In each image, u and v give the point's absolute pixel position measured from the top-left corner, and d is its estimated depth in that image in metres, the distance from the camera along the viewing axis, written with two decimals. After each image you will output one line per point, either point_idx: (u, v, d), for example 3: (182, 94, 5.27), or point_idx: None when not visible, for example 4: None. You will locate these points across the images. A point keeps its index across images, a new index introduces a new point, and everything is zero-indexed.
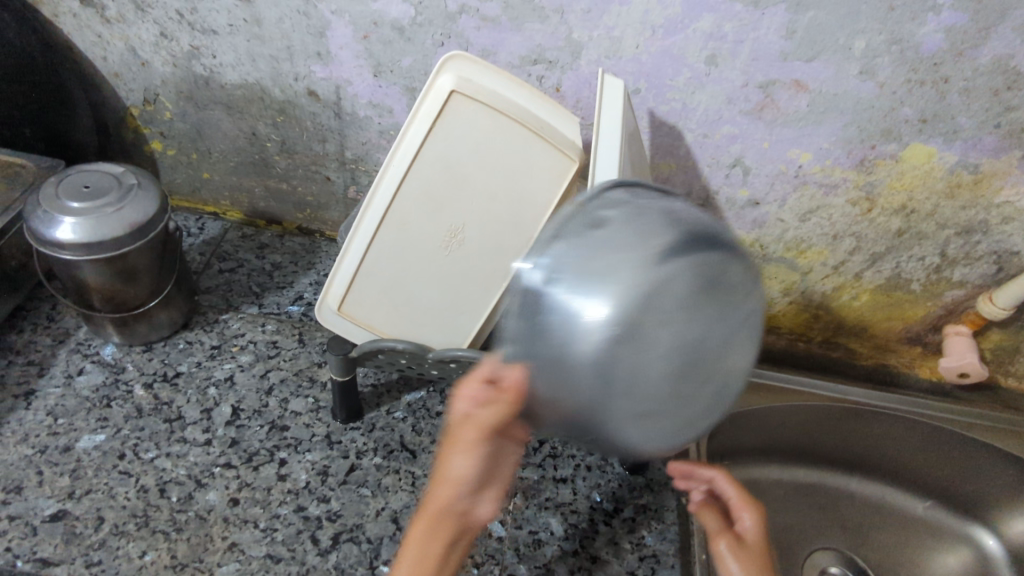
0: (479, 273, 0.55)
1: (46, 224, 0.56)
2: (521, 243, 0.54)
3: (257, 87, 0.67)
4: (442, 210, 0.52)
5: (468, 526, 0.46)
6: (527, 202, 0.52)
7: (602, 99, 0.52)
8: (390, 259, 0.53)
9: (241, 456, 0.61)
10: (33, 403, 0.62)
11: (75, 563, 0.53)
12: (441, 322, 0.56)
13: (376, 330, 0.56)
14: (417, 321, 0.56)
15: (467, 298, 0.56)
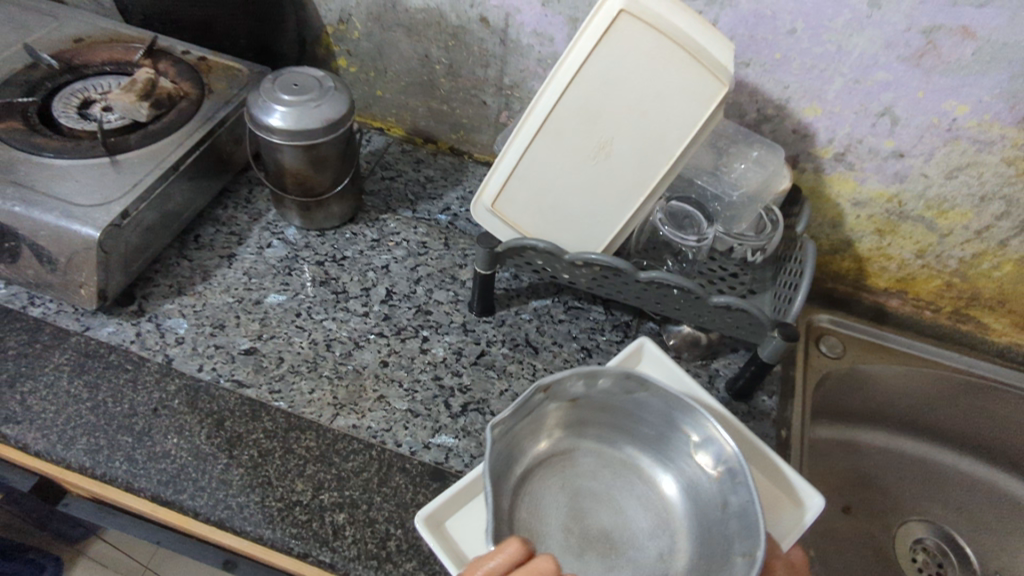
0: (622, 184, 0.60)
1: (262, 112, 0.67)
2: (662, 160, 0.58)
3: (436, 12, 0.76)
4: (594, 123, 0.58)
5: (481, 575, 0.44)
6: (673, 121, 0.56)
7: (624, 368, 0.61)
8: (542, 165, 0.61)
9: (392, 328, 0.72)
10: (234, 263, 0.75)
11: (262, 388, 0.65)
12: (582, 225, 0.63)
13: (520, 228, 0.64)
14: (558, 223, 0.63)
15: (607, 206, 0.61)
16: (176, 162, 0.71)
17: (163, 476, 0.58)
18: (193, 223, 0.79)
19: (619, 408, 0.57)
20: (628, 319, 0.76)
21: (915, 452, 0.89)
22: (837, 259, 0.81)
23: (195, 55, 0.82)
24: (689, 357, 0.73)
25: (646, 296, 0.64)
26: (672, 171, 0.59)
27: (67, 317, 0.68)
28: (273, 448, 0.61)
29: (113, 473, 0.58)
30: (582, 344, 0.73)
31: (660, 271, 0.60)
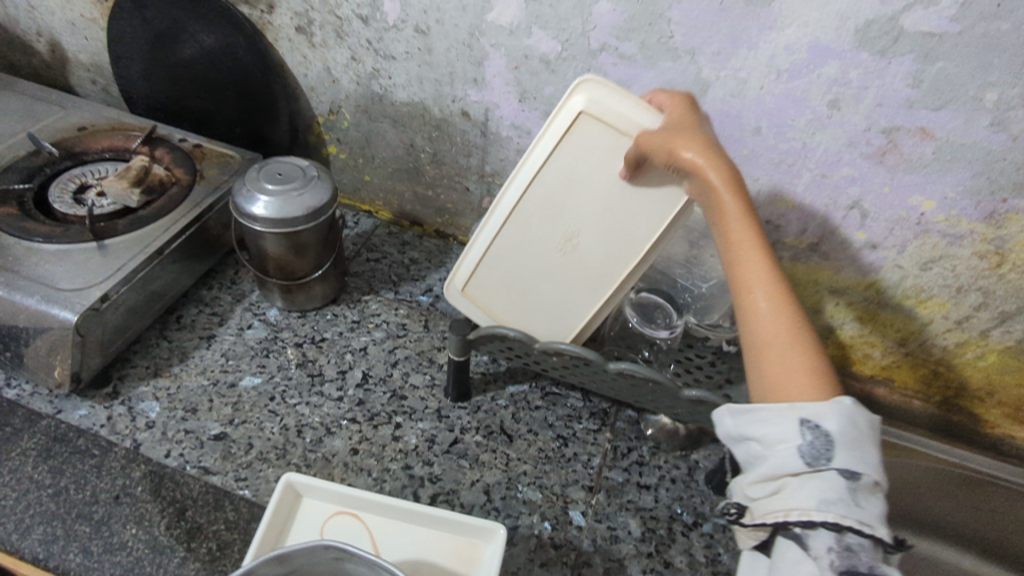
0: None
1: (246, 200, 0.69)
2: (631, 253, 0.59)
3: (420, 105, 0.79)
4: (559, 215, 0.59)
5: None
6: (640, 215, 0.57)
7: (277, 521, 0.54)
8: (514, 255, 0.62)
9: (365, 414, 0.71)
10: (212, 345, 0.76)
11: (228, 476, 0.64)
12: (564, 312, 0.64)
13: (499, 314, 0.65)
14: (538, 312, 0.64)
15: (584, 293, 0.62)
16: (160, 246, 0.72)
17: (117, 569, 0.57)
18: (176, 304, 0.80)
19: None
20: (606, 406, 0.75)
21: (932, 555, 0.81)
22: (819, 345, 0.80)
23: (191, 142, 0.85)
24: (668, 448, 0.71)
25: (618, 387, 0.63)
26: (643, 264, 0.59)
27: (41, 399, 0.69)
28: (234, 540, 0.60)
29: (66, 566, 0.57)
30: (558, 432, 0.72)
31: (630, 362, 0.60)
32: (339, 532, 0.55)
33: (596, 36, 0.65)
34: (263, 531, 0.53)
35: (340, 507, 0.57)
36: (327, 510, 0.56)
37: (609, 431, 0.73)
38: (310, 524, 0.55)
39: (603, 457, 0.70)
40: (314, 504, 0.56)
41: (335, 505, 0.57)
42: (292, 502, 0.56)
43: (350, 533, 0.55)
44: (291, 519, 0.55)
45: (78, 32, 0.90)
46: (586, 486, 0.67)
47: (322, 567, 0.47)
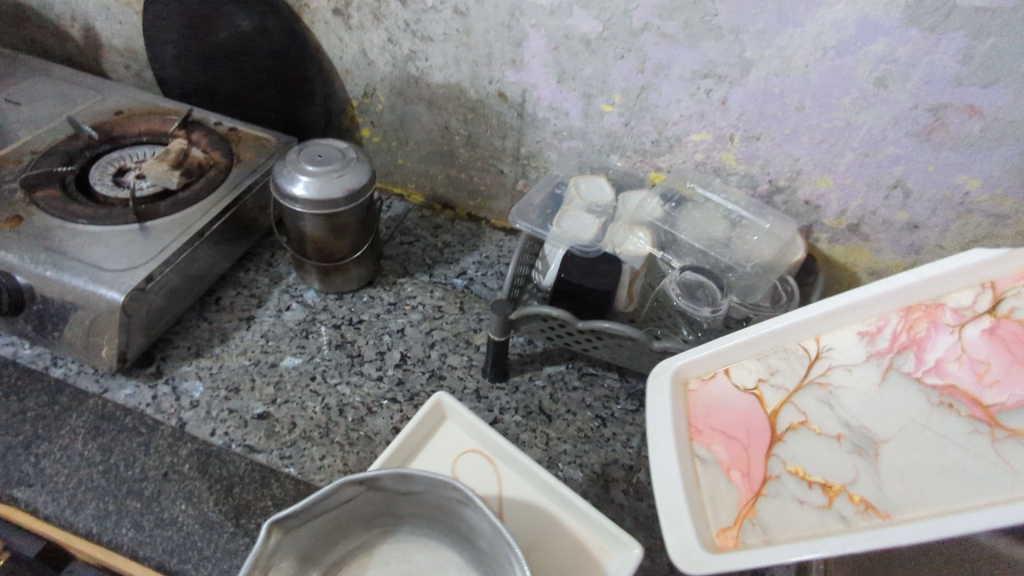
0: (840, 339, 0.45)
1: (287, 181, 0.69)
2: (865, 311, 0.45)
3: (456, 87, 0.79)
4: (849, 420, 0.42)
5: None
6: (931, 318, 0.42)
7: (417, 431, 0.59)
8: (787, 460, 0.43)
9: (405, 394, 0.72)
10: (252, 326, 0.77)
11: (273, 454, 0.65)
12: (749, 347, 0.48)
13: (687, 402, 0.48)
14: (725, 368, 0.49)
15: (792, 345, 0.47)
16: (201, 228, 0.73)
17: (168, 544, 0.58)
18: (215, 286, 0.81)
19: (418, 505, 0.52)
20: (643, 387, 0.75)
21: None
22: None
23: (227, 126, 0.86)
24: None
25: (660, 366, 0.64)
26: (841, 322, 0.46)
27: (87, 378, 0.70)
28: None
29: (119, 540, 0.58)
30: (596, 412, 0.72)
31: (673, 341, 0.60)
32: (468, 465, 0.58)
33: (638, 15, 0.64)
34: (407, 434, 0.58)
35: (476, 445, 0.59)
36: (464, 443, 0.59)
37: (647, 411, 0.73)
38: (443, 448, 0.59)
39: (642, 437, 0.70)
40: (456, 430, 0.60)
41: (472, 439, 0.59)
42: (438, 420, 0.60)
43: (475, 471, 0.58)
44: (434, 436, 0.59)
45: (113, 17, 0.90)
46: (626, 466, 0.67)
47: (441, 499, 0.50)
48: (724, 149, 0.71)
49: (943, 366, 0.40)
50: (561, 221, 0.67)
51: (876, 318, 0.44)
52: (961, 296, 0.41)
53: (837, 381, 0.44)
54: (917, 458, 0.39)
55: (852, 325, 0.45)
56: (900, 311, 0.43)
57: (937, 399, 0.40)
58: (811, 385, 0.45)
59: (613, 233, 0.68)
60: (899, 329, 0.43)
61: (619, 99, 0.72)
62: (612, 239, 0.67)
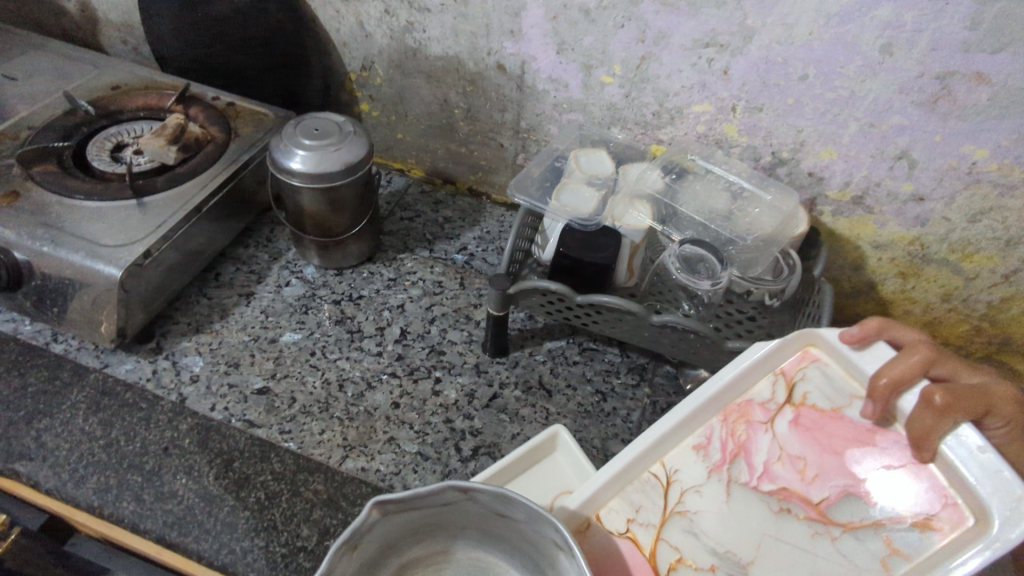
0: (682, 460, 0.50)
1: (284, 155, 0.69)
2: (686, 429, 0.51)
3: (455, 59, 0.77)
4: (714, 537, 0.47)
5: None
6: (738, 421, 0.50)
7: (529, 453, 0.61)
8: (673, 554, 0.47)
9: (405, 369, 0.72)
10: (252, 302, 0.77)
11: (273, 429, 0.66)
12: (613, 483, 0.49)
13: (580, 555, 0.47)
14: (595, 514, 0.49)
15: (642, 475, 0.50)
16: (199, 203, 0.73)
17: (169, 517, 0.58)
18: (215, 262, 0.81)
19: (512, 532, 0.50)
20: (644, 362, 0.75)
21: None
22: (860, 301, 0.79)
23: (224, 100, 0.85)
24: None
25: (661, 340, 0.63)
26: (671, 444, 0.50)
27: (88, 354, 0.70)
28: (280, 491, 0.61)
29: (121, 514, 0.58)
30: (596, 387, 0.72)
31: (673, 315, 0.60)
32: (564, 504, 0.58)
33: None
34: (518, 452, 0.60)
35: (575, 484, 0.60)
36: (563, 480, 0.60)
37: (648, 386, 0.72)
38: (546, 479, 0.60)
39: (643, 412, 0.70)
40: (560, 466, 0.61)
41: (572, 479, 0.60)
42: (549, 447, 0.62)
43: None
44: (541, 462, 0.61)
45: None
46: (626, 440, 0.67)
47: (537, 535, 0.47)
48: (726, 120, 0.70)
49: (771, 469, 0.48)
50: (560, 194, 0.67)
51: (704, 429, 0.51)
52: (761, 391, 0.51)
53: (693, 506, 0.48)
54: (783, 557, 0.45)
55: (686, 441, 0.51)
56: (718, 418, 0.51)
57: (779, 502, 0.47)
58: (675, 514, 0.48)
59: (613, 206, 0.66)
60: (725, 437, 0.50)
61: (619, 70, 0.70)
62: (612, 213, 0.66)
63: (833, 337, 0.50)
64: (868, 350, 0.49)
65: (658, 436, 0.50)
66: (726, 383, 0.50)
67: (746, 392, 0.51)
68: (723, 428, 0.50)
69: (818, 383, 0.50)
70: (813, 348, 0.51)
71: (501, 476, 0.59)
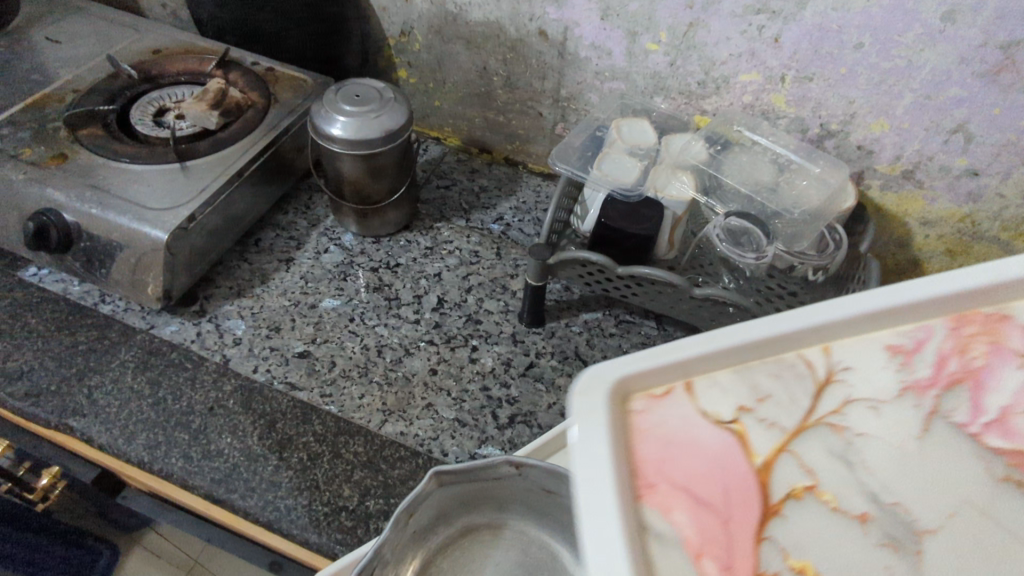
0: (858, 357, 0.33)
1: (325, 121, 0.69)
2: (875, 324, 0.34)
3: (496, 25, 0.76)
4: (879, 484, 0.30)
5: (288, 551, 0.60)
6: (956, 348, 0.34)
7: None
8: (787, 548, 0.28)
9: (442, 337, 0.72)
10: (291, 268, 0.78)
11: (314, 392, 0.67)
12: (723, 357, 0.32)
13: (625, 428, 0.30)
14: (685, 381, 0.32)
15: (788, 354, 0.34)
16: (241, 168, 0.73)
17: (215, 474, 0.60)
18: (254, 228, 0.82)
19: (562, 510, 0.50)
20: (681, 335, 0.74)
21: None
22: (903, 279, 0.77)
23: (264, 66, 0.85)
24: None
25: (700, 313, 0.63)
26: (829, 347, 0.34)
27: (134, 315, 0.72)
28: (322, 453, 0.62)
29: (170, 469, 0.60)
30: None
31: (716, 288, 0.59)
32: None
33: None
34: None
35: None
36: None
37: None
38: None
39: None
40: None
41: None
42: None
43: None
44: None
45: None
46: None
47: None
48: (774, 91, 0.68)
49: (1007, 418, 0.32)
50: (602, 164, 0.66)
51: (920, 326, 0.34)
52: (1021, 311, 0.34)
53: (854, 421, 0.32)
54: (966, 547, 0.28)
55: (875, 335, 0.34)
56: (944, 322, 0.34)
57: (1008, 466, 0.30)
58: (817, 425, 0.32)
59: (655, 178, 0.66)
60: (945, 351, 0.33)
61: (665, 37, 0.69)
62: (654, 183, 0.65)
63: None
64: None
65: (827, 313, 0.34)
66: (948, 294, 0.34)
67: (1008, 304, 0.34)
68: (948, 341, 0.34)
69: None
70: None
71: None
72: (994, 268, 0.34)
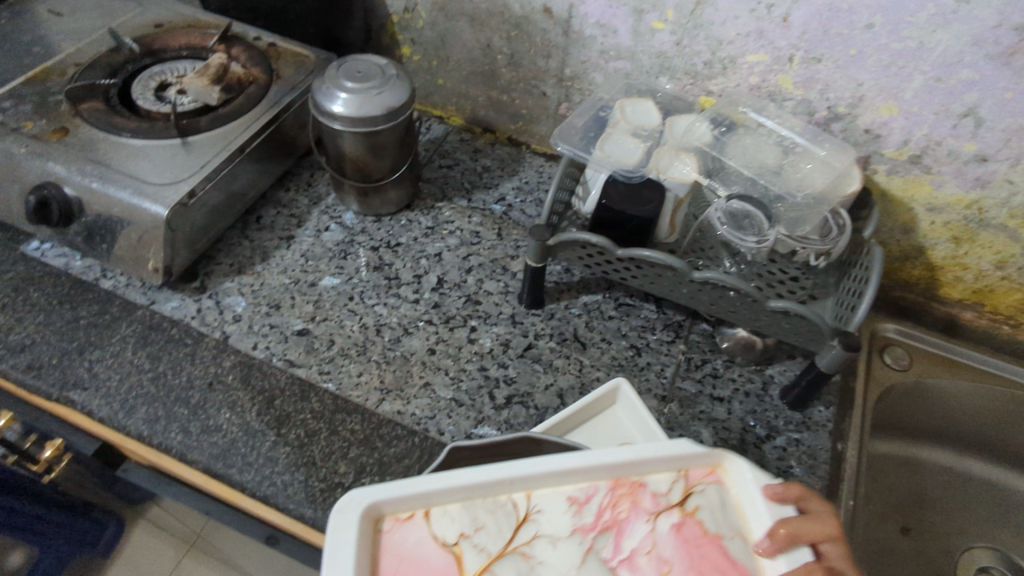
0: (548, 504, 0.44)
1: (327, 98, 0.68)
2: (571, 474, 0.44)
3: (500, 2, 0.75)
4: None
5: (288, 526, 0.61)
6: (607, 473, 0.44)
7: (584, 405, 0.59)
8: None
9: (441, 317, 0.72)
10: (292, 245, 0.78)
11: (312, 369, 0.67)
12: (454, 492, 0.42)
13: (372, 546, 0.41)
14: (426, 510, 0.43)
15: (499, 496, 0.44)
16: (242, 144, 0.73)
17: (213, 449, 0.61)
18: (256, 205, 0.81)
19: None
20: (681, 319, 0.74)
21: (985, 475, 0.83)
22: (907, 266, 0.76)
23: (266, 41, 0.84)
24: (744, 362, 0.70)
25: (700, 297, 0.63)
26: (556, 485, 0.44)
27: (135, 290, 0.72)
28: (319, 430, 0.63)
29: (169, 443, 0.61)
30: (631, 342, 0.71)
31: (716, 272, 0.59)
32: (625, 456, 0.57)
33: None
34: (575, 407, 0.59)
35: (635, 438, 0.58)
36: (622, 434, 0.59)
37: (683, 343, 0.72)
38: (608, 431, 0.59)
39: (677, 368, 0.70)
40: (619, 419, 0.60)
41: (632, 433, 0.58)
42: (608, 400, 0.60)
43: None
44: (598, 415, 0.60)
45: None
46: (659, 395, 0.67)
47: None
48: (781, 72, 0.67)
49: (636, 559, 0.42)
50: (604, 145, 0.65)
51: (587, 484, 0.44)
52: (658, 480, 0.45)
53: (540, 554, 0.42)
54: None
55: (563, 487, 0.44)
56: (607, 482, 0.45)
57: None
58: (513, 553, 0.42)
59: (658, 158, 0.65)
60: (604, 504, 0.44)
61: (671, 16, 0.68)
62: (656, 165, 0.65)
63: (761, 496, 0.43)
64: (779, 505, 0.43)
65: (539, 466, 0.43)
66: (625, 456, 0.44)
67: (645, 474, 0.45)
68: (609, 493, 0.44)
69: (713, 503, 0.44)
70: (721, 470, 0.45)
71: (557, 430, 0.58)
72: (656, 445, 0.45)
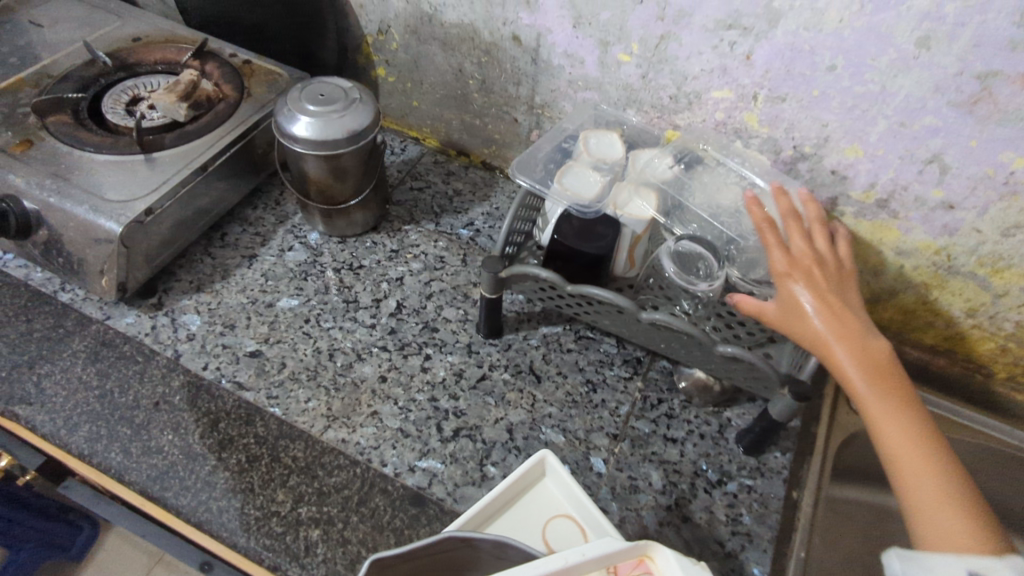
0: None
1: (288, 120, 0.68)
2: None
3: (470, 27, 0.75)
4: None
5: (226, 556, 0.59)
6: None
7: (508, 484, 0.53)
8: None
9: (396, 343, 0.71)
10: (254, 265, 0.77)
11: (260, 393, 0.66)
12: None
13: None
14: None
15: None
16: (205, 162, 0.73)
17: (152, 471, 0.60)
18: (222, 221, 0.81)
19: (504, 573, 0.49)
20: (640, 355, 0.73)
21: None
22: (877, 309, 0.74)
23: (241, 58, 0.84)
24: (701, 403, 0.69)
25: (652, 336, 0.61)
26: None
27: (92, 304, 0.72)
28: (261, 455, 0.62)
29: (108, 463, 0.60)
30: (587, 377, 0.70)
31: (664, 313, 0.57)
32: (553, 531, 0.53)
33: None
34: (500, 487, 0.53)
35: (568, 509, 0.54)
36: (554, 507, 0.54)
37: (641, 380, 0.70)
38: (538, 508, 0.54)
39: (632, 406, 0.68)
40: (550, 490, 0.55)
41: (567, 505, 0.54)
42: (536, 472, 0.55)
43: (563, 537, 0.53)
44: (525, 492, 0.55)
45: None
46: (611, 434, 0.66)
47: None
48: (746, 109, 0.66)
49: None
50: (563, 178, 0.63)
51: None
52: None
53: None
54: None
55: None
56: None
57: None
58: None
59: (617, 193, 0.64)
60: None
61: (637, 49, 0.67)
62: (614, 200, 0.63)
63: None
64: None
65: None
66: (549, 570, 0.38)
67: None
68: None
69: None
70: (649, 560, 0.40)
71: (480, 521, 0.52)
72: (580, 548, 0.39)
